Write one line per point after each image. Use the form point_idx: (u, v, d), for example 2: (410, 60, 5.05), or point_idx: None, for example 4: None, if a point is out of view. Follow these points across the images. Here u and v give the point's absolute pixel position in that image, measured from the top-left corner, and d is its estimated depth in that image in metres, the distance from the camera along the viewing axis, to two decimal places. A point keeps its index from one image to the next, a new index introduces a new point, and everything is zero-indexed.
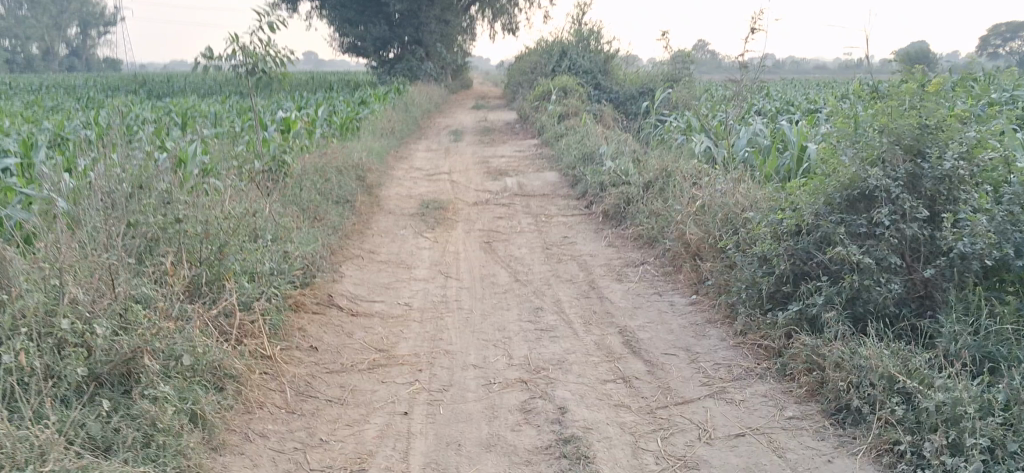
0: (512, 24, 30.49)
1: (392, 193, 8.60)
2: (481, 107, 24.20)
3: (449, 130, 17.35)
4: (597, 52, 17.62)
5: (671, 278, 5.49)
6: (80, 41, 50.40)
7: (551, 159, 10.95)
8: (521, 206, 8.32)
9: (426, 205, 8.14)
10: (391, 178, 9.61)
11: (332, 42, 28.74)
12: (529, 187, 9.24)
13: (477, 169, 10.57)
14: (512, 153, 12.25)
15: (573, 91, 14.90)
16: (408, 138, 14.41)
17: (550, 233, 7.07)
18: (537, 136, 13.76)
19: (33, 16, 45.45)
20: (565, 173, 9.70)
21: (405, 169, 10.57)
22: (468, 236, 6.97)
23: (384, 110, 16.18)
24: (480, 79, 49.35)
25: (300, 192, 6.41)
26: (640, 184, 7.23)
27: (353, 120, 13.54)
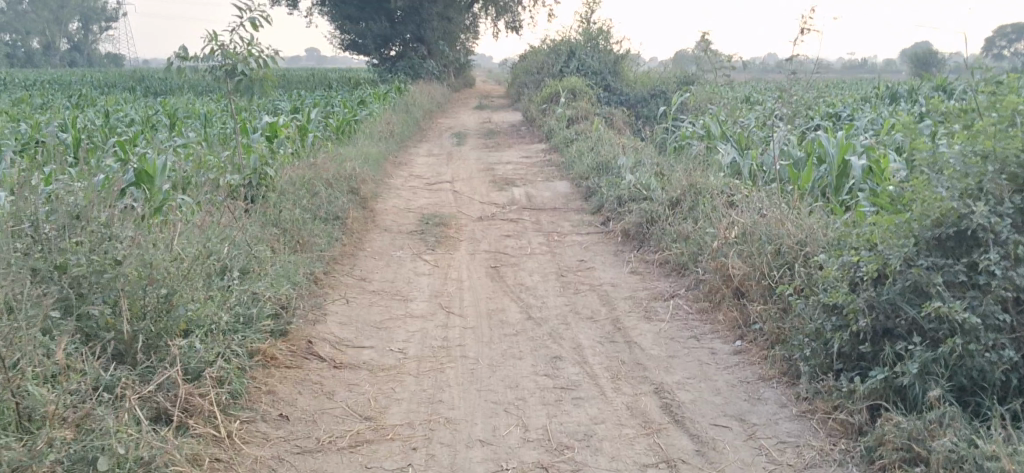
0: (516, 23, 29.78)
1: (388, 206, 7.85)
2: (484, 107, 23.44)
3: (451, 132, 16.59)
4: (606, 52, 16.87)
5: (709, 317, 4.72)
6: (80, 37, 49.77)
7: (561, 167, 10.19)
8: (532, 221, 7.56)
9: (427, 222, 7.38)
10: (388, 188, 8.86)
11: (333, 39, 27.99)
12: (539, 200, 8.48)
13: (482, 177, 9.81)
14: (519, 159, 11.50)
15: (582, 93, 14.14)
16: (409, 142, 13.66)
17: (564, 256, 6.31)
18: (544, 140, 13.01)
19: (34, 10, 44.77)
20: (577, 184, 8.93)
21: (404, 177, 9.80)
22: (472, 258, 6.21)
23: (384, 112, 15.42)
24: (484, 78, 48.60)
25: (282, 211, 5.66)
26: (664, 200, 6.46)
27: (350, 122, 12.79)
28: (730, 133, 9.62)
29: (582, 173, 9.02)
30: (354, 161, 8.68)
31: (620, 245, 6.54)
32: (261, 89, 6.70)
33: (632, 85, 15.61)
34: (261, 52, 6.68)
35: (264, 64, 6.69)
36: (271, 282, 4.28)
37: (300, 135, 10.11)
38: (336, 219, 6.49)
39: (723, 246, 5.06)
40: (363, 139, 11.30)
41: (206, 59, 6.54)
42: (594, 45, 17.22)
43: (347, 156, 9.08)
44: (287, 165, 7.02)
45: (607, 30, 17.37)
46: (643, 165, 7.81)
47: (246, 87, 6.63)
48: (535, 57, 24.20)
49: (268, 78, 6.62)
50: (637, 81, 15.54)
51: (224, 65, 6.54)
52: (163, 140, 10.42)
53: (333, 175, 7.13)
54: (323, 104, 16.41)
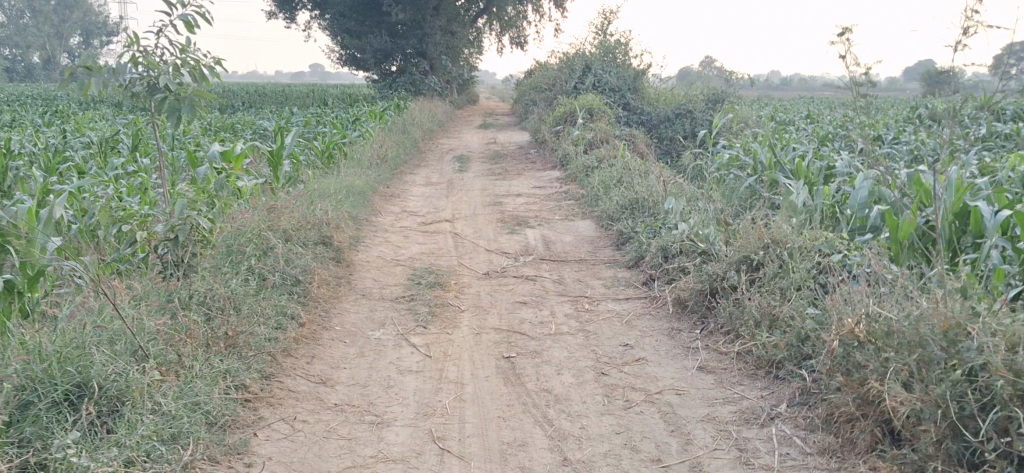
0: (521, 38, 28.38)
1: (371, 257, 6.26)
2: (489, 125, 21.95)
3: (453, 154, 15.00)
4: (624, 67, 15.33)
5: (846, 469, 3.08)
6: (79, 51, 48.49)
7: (582, 203, 8.56)
8: (553, 278, 5.92)
9: (417, 279, 5.75)
10: (373, 230, 7.28)
11: (331, 54, 26.48)
12: (559, 247, 6.84)
13: (488, 215, 8.21)
14: (530, 189, 9.94)
15: (601, 112, 12.57)
16: (405, 168, 12.07)
17: (601, 337, 4.69)
18: (558, 166, 11.45)
19: (32, 23, 43.56)
20: (606, 227, 7.30)
21: (397, 215, 8.17)
22: (478, 341, 4.58)
23: (378, 133, 13.84)
24: (488, 95, 47.16)
25: (211, 288, 4.06)
26: (734, 262, 4.83)
27: (338, 144, 11.24)
28: (785, 165, 8.00)
29: (610, 214, 7.38)
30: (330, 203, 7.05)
31: (675, 321, 4.90)
32: (193, 110, 5.05)
33: (654, 106, 13.99)
34: (196, 60, 5.04)
35: (200, 77, 5.05)
36: (150, 431, 2.86)
37: (269, 165, 8.49)
38: (297, 283, 4.88)
39: (851, 347, 3.42)
40: (350, 167, 9.70)
41: (123, 70, 4.96)
42: (610, 60, 15.61)
43: (324, 194, 7.46)
44: (234, 206, 5.39)
45: (625, 42, 15.73)
46: (693, 208, 6.18)
47: (172, 107, 5.00)
48: (543, 74, 22.60)
49: (202, 95, 4.99)
50: (658, 100, 14.04)
51: (145, 78, 4.96)
52: (116, 169, 8.85)
53: (296, 221, 5.50)
54: (313, 125, 14.82)
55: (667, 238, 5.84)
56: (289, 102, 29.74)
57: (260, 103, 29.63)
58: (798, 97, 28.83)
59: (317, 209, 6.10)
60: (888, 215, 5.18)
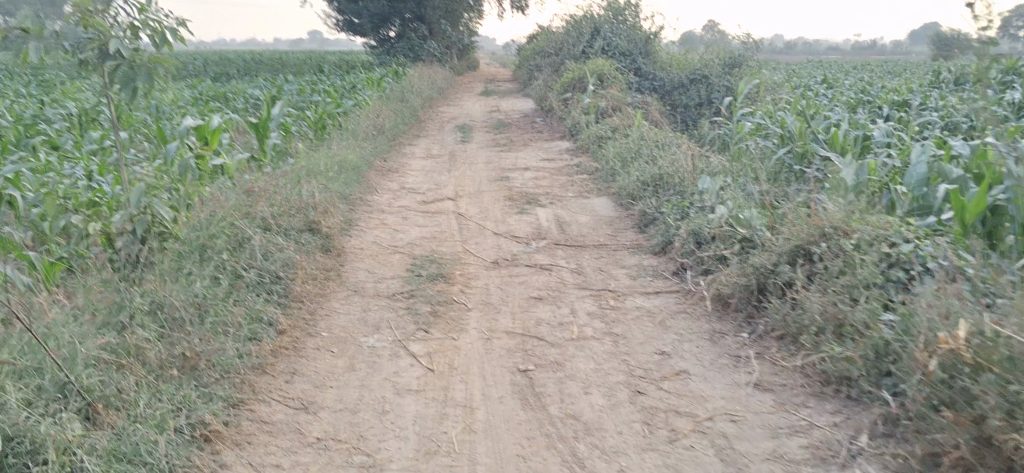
0: (522, 1, 27.51)
1: (366, 242, 5.60)
2: (491, 91, 21.18)
3: (454, 124, 14.29)
4: (635, 29, 14.56)
5: None
6: None
7: (596, 177, 7.90)
8: (571, 267, 5.25)
9: (418, 269, 5.08)
10: (369, 211, 6.61)
11: (327, 19, 25.59)
12: (574, 230, 6.17)
13: (495, 192, 7.58)
14: (539, 161, 9.27)
15: (612, 77, 11.84)
16: (405, 140, 11.38)
17: (632, 343, 4.03)
18: (567, 136, 10.77)
19: None
20: (625, 207, 6.63)
21: (396, 193, 7.49)
22: (489, 348, 3.92)
23: (374, 101, 13.12)
24: (490, 60, 46.23)
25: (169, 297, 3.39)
26: (785, 254, 4.17)
27: (331, 116, 10.54)
28: (820, 134, 7.31)
29: (631, 192, 6.70)
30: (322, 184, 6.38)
31: (716, 321, 4.24)
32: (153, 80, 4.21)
33: (667, 72, 13.26)
34: (157, 21, 4.22)
35: (161, 42, 4.23)
36: None
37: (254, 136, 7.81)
38: (277, 279, 4.22)
39: (956, 371, 2.77)
40: (345, 140, 9.02)
41: (68, 31, 4.10)
42: (620, 22, 14.82)
43: (315, 172, 6.78)
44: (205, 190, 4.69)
45: (636, 2, 14.93)
46: (730, 188, 5.48)
47: (125, 77, 4.16)
48: (547, 39, 21.82)
49: (162, 62, 4.18)
50: (671, 64, 13.43)
51: (93, 41, 4.09)
52: (89, 143, 8.16)
53: (278, 206, 4.82)
54: (308, 94, 14.08)
55: (700, 221, 5.16)
56: (285, 69, 28.91)
57: (255, 71, 28.81)
58: (808, 61, 28.07)
59: (304, 188, 5.43)
60: (952, 192, 4.45)
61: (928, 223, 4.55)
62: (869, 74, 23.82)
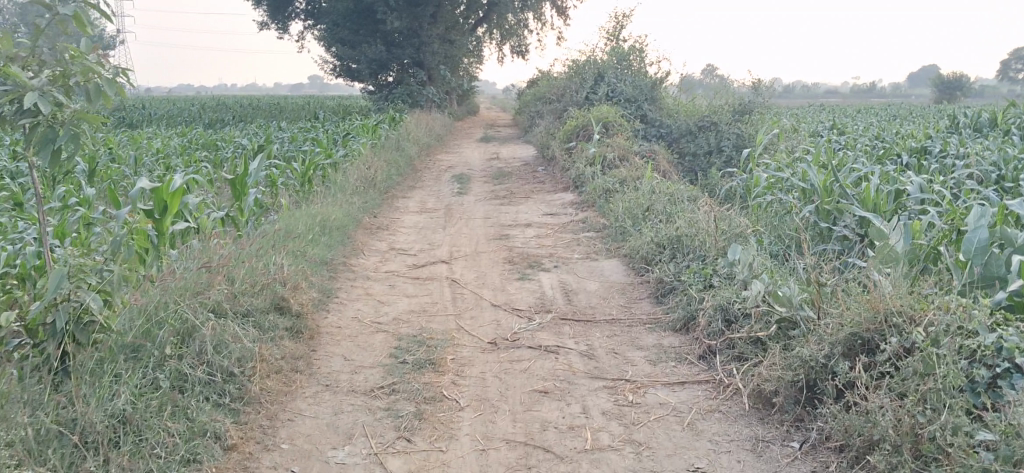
0: (522, 47, 27.23)
1: (346, 319, 4.91)
2: (491, 138, 20.69)
3: (452, 173, 13.72)
4: (639, 74, 14.06)
5: None
6: None
7: (604, 236, 7.25)
8: (580, 348, 4.55)
9: (403, 354, 4.38)
10: (354, 278, 5.95)
11: (324, 65, 25.23)
12: (582, 300, 5.48)
13: (494, 253, 6.93)
14: (541, 217, 8.64)
15: (617, 125, 11.27)
16: (400, 193, 10.76)
17: (658, 455, 3.31)
18: (570, 188, 10.16)
19: None
20: (638, 273, 5.96)
21: (386, 256, 6.81)
22: (484, 467, 3.20)
23: (367, 150, 12.55)
24: (489, 105, 45.98)
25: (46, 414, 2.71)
26: (837, 344, 3.52)
27: (320, 168, 9.94)
28: (850, 189, 6.65)
29: (646, 256, 6.02)
30: (300, 253, 5.72)
31: (757, 425, 3.55)
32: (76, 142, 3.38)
33: (675, 120, 12.69)
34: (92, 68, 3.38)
35: (95, 94, 3.39)
36: None
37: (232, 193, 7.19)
38: (231, 376, 3.52)
39: None
40: (334, 196, 8.41)
41: None
42: (625, 67, 14.27)
43: (296, 237, 6.12)
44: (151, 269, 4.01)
45: (641, 47, 14.39)
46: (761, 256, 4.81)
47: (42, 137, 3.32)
48: (547, 84, 21.36)
49: (91, 120, 3.37)
50: (678, 111, 12.92)
51: (8, 95, 3.21)
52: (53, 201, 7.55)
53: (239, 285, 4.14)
54: (300, 143, 13.51)
55: (728, 295, 4.48)
56: (282, 116, 28.49)
57: (251, 117, 28.38)
58: (812, 105, 27.68)
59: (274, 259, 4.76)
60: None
61: (997, 301, 3.86)
62: (875, 117, 23.38)
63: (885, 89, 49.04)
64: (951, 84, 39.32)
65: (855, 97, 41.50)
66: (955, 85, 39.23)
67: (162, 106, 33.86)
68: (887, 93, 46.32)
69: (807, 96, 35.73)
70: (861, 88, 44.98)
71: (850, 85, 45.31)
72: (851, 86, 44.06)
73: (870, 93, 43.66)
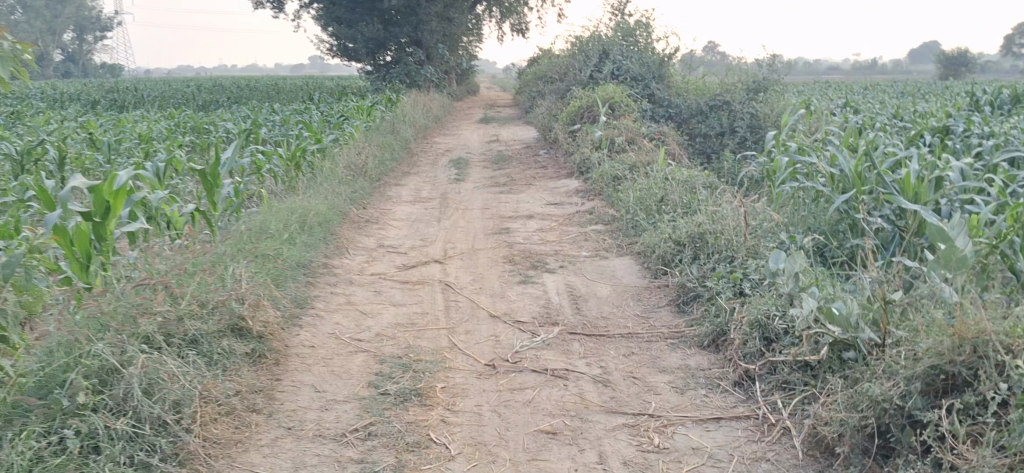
0: (522, 25, 26.40)
1: (322, 337, 4.25)
2: (491, 119, 19.96)
3: (450, 157, 13.02)
4: (647, 51, 13.32)
5: None
6: (76, 48, 49.17)
7: (614, 230, 6.59)
8: (593, 372, 3.88)
9: (385, 381, 3.71)
10: (335, 281, 5.29)
11: (319, 45, 24.43)
12: (593, 309, 4.82)
13: (493, 250, 6.27)
14: (544, 206, 7.98)
15: (625, 105, 10.56)
16: (393, 180, 10.08)
17: None
18: (575, 174, 9.49)
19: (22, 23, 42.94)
20: (655, 275, 5.30)
21: (374, 254, 6.14)
22: None
23: (360, 134, 11.86)
24: (489, 85, 45.08)
25: None
26: (913, 378, 2.86)
27: (306, 154, 9.25)
28: (887, 177, 5.99)
29: (662, 255, 5.36)
30: (274, 258, 5.05)
31: None
32: None
33: (685, 99, 11.97)
34: None
35: None
36: None
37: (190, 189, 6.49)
38: (163, 426, 2.89)
39: None
40: (320, 186, 7.74)
41: None
42: (632, 43, 13.53)
43: (272, 239, 5.45)
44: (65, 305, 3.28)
45: (648, 22, 13.63)
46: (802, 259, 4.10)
47: None
48: (548, 63, 20.60)
49: None
50: (688, 89, 12.22)
51: None
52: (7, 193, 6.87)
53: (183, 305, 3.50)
54: (290, 126, 12.81)
55: (766, 309, 3.84)
56: (277, 97, 27.73)
57: (244, 99, 27.64)
58: (818, 82, 26.94)
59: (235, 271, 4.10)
60: None
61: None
62: (884, 95, 22.67)
63: (890, 66, 48.14)
64: (957, 60, 38.49)
65: (860, 74, 40.68)
66: (961, 60, 38.40)
67: (155, 87, 33.08)
68: (892, 70, 45.52)
69: (813, 73, 34.91)
70: (866, 64, 44.13)
71: (855, 61, 44.46)
72: (856, 63, 43.20)
73: (875, 71, 42.82)
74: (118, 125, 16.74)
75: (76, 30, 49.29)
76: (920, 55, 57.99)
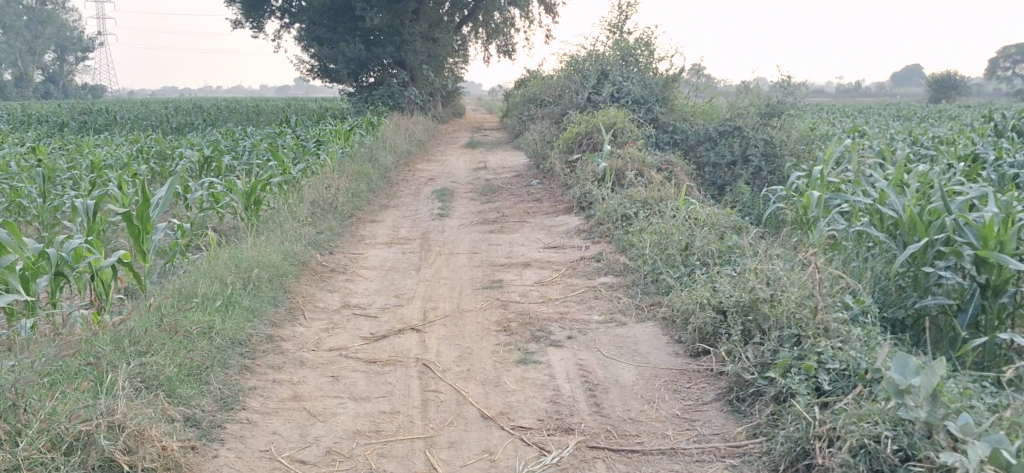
0: (508, 46, 25.41)
1: (249, 459, 3.07)
2: (477, 143, 18.90)
3: (434, 186, 11.92)
4: (649, 72, 12.29)
5: None
6: (56, 68, 48.24)
7: (630, 285, 5.47)
8: None
9: None
10: (283, 362, 4.11)
11: (299, 66, 23.32)
12: (617, 406, 3.68)
13: (484, 312, 5.12)
14: (542, 250, 6.87)
15: (629, 131, 9.50)
16: (370, 216, 8.93)
17: None
18: (575, 209, 8.40)
19: None
20: (693, 354, 4.18)
21: (337, 319, 4.96)
22: None
23: (334, 163, 10.73)
24: (475, 107, 44.17)
25: None
26: None
27: (268, 187, 8.09)
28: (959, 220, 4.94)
29: (700, 326, 4.24)
30: (200, 342, 3.88)
31: None
32: None
33: (692, 125, 10.92)
34: None
35: None
36: None
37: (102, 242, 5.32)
38: None
39: None
40: (280, 228, 6.59)
41: None
42: (632, 64, 12.44)
43: (203, 310, 4.27)
44: None
45: (650, 40, 12.56)
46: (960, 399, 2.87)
47: None
48: (537, 85, 19.55)
49: None
50: (695, 114, 11.18)
51: None
52: None
53: (24, 443, 2.52)
54: (260, 153, 11.65)
55: (871, 428, 2.79)
56: (255, 119, 26.57)
57: (221, 121, 26.46)
58: (810, 106, 26.08)
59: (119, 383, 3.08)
60: None
61: None
62: (878, 118, 21.78)
63: (877, 90, 47.68)
64: (944, 82, 37.82)
65: (846, 95, 40.05)
66: (948, 83, 37.79)
67: (131, 108, 31.80)
68: (879, 92, 44.90)
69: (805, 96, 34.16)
70: (853, 87, 43.53)
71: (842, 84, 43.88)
72: (846, 87, 42.54)
73: (866, 93, 42.15)
74: (76, 150, 15.53)
75: (57, 51, 47.91)
76: (904, 77, 57.58)
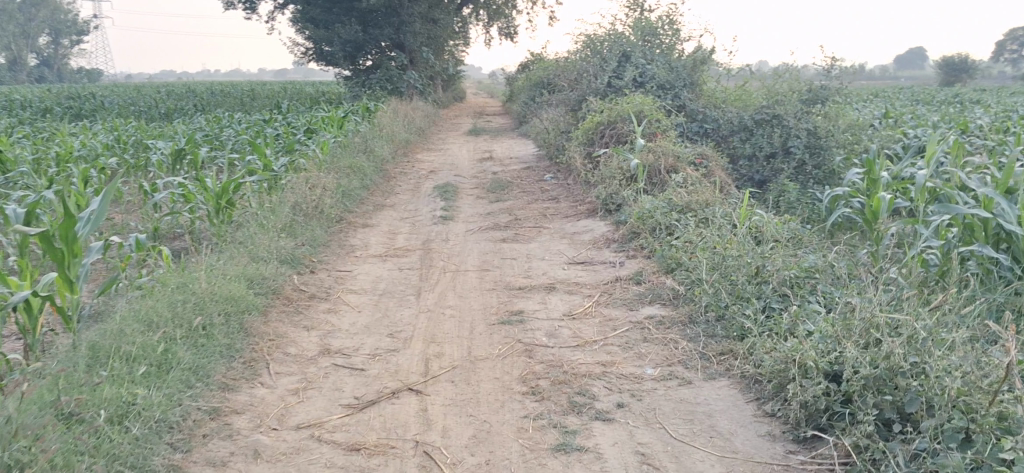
0: (511, 28, 24.14)
1: None
2: (481, 130, 17.70)
3: (437, 180, 10.77)
4: (674, 54, 11.10)
5: None
6: (50, 51, 47.12)
7: (688, 325, 4.32)
8: None
9: None
10: (230, 453, 2.97)
11: (294, 47, 22.10)
12: None
13: (504, 361, 3.97)
14: (567, 267, 5.72)
15: (660, 122, 8.34)
16: (362, 220, 7.77)
17: None
18: (600, 213, 7.26)
19: None
20: (803, 441, 3.07)
21: (312, 373, 3.80)
22: None
23: (326, 157, 9.57)
24: (477, 92, 42.90)
25: None
26: None
27: (245, 189, 6.92)
28: None
29: (806, 401, 3.10)
30: (105, 441, 2.75)
31: None
32: None
33: (723, 112, 9.74)
34: None
35: None
36: None
37: (21, 268, 4.20)
38: None
39: None
40: (251, 244, 5.44)
41: None
42: (655, 45, 11.26)
43: (122, 379, 3.15)
44: None
45: (673, 19, 11.33)
46: None
47: None
48: (544, 69, 18.33)
49: None
50: (726, 101, 10.00)
51: None
52: None
53: None
54: (243, 146, 10.50)
55: None
56: (248, 105, 25.36)
57: (212, 106, 25.24)
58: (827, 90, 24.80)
59: None
60: None
61: None
62: (901, 103, 20.49)
63: (887, 74, 46.32)
64: (957, 65, 36.43)
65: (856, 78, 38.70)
66: (962, 67, 36.31)
67: (123, 92, 30.66)
68: (890, 76, 43.54)
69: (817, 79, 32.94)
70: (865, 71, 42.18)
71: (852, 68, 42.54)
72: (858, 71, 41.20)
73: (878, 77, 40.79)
74: (50, 140, 14.40)
75: (52, 34, 46.68)
76: (909, 61, 56.35)
